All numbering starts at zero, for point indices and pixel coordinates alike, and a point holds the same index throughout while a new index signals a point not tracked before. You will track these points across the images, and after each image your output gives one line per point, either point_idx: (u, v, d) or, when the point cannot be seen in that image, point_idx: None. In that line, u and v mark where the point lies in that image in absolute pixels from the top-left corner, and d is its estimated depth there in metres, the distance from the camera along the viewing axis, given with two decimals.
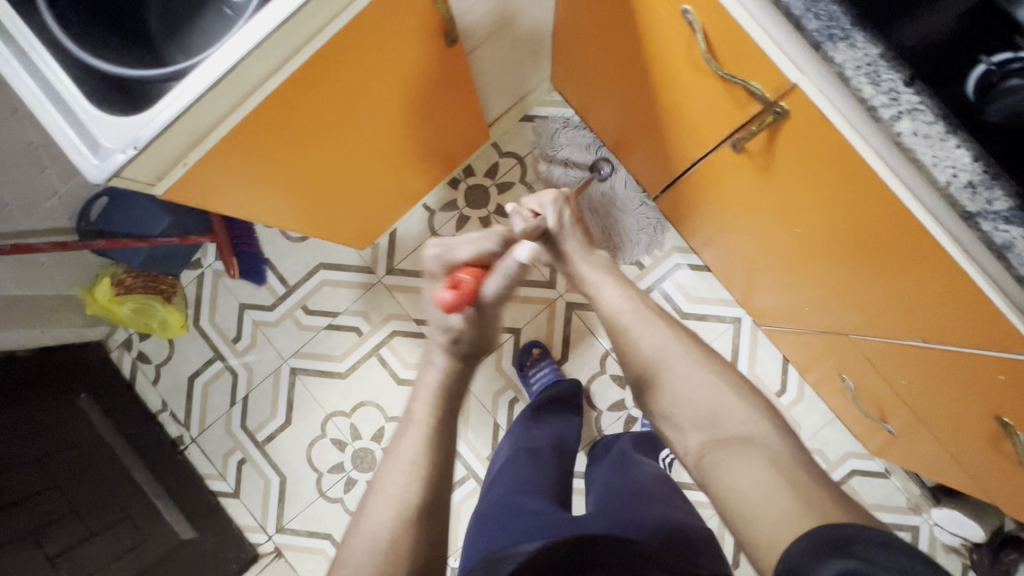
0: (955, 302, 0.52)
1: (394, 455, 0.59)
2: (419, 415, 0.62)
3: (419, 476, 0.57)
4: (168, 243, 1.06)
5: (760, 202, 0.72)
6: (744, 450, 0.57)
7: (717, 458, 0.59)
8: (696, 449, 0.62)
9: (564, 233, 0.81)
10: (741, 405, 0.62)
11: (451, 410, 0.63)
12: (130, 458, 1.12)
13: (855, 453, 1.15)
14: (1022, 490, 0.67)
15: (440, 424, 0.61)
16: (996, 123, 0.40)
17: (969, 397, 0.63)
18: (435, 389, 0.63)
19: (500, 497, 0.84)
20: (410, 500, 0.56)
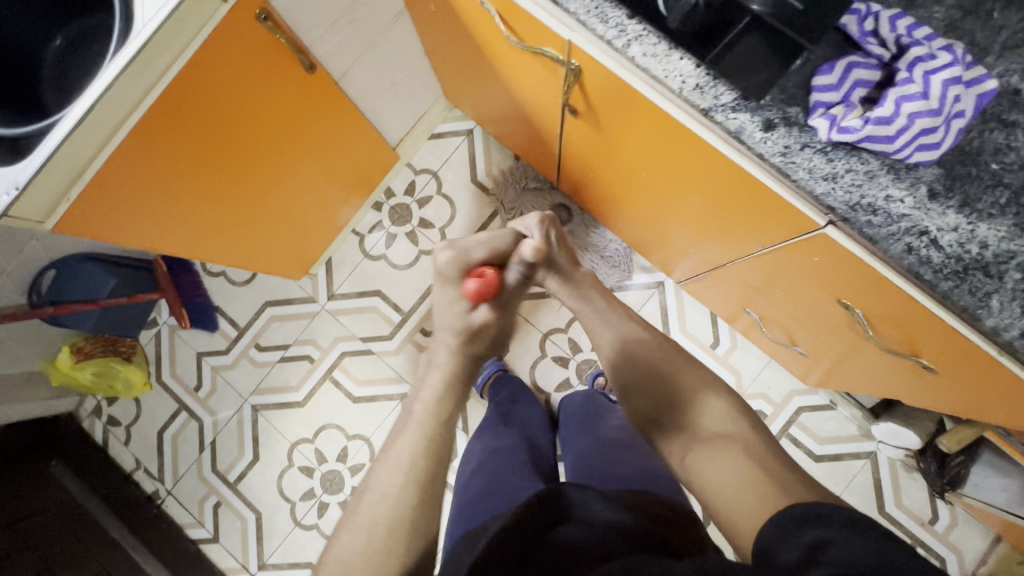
0: (755, 200, 0.60)
1: (386, 460, 0.56)
2: (420, 414, 0.57)
3: (413, 487, 0.54)
4: (115, 304, 1.16)
5: (612, 157, 0.81)
6: (724, 447, 0.62)
7: (702, 458, 0.63)
8: (679, 450, 0.65)
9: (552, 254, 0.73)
10: (720, 407, 0.67)
11: (453, 420, 0.58)
12: (106, 515, 1.20)
13: (798, 390, 1.18)
14: (895, 366, 0.72)
15: (439, 429, 0.57)
16: (680, 28, 0.49)
17: (816, 290, 0.68)
18: (442, 387, 0.58)
19: (480, 486, 0.83)
20: (387, 499, 0.53)
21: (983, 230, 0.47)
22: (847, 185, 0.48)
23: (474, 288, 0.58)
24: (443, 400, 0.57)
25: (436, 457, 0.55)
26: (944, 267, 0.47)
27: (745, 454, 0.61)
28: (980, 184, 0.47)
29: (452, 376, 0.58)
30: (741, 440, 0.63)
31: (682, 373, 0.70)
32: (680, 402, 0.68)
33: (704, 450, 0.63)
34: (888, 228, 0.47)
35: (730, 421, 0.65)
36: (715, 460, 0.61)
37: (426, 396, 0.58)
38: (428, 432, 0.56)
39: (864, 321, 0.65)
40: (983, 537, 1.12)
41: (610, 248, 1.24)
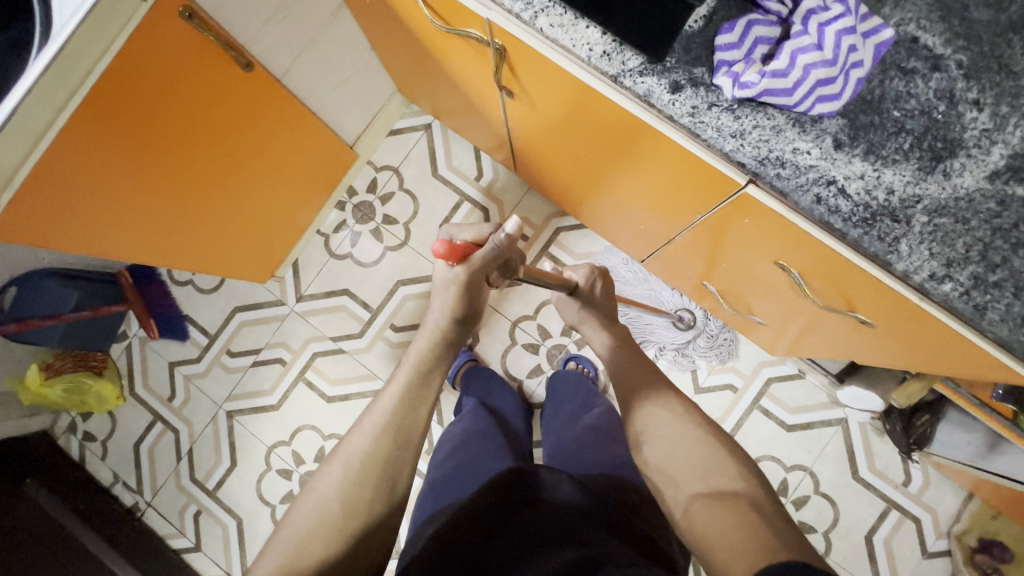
0: (681, 166, 0.60)
1: (373, 405, 0.62)
2: (403, 374, 0.64)
3: (389, 432, 0.59)
4: (80, 318, 1.15)
5: (554, 138, 0.82)
6: (729, 503, 0.55)
7: (703, 510, 0.56)
8: (684, 500, 0.58)
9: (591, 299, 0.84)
10: (731, 467, 0.60)
11: (433, 378, 0.65)
12: (84, 531, 1.19)
13: (767, 361, 1.19)
14: (839, 325, 0.73)
15: (417, 386, 0.63)
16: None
17: (754, 253, 0.69)
18: (428, 343, 0.66)
19: (457, 465, 0.82)
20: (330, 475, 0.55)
21: (888, 176, 0.47)
22: (754, 140, 0.49)
23: (442, 250, 0.60)
24: (428, 354, 0.65)
25: (410, 410, 0.61)
26: (853, 215, 0.47)
27: (751, 511, 0.54)
28: (883, 132, 0.48)
29: (436, 337, 0.66)
30: (746, 497, 0.56)
31: (688, 431, 0.65)
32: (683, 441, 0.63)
33: (710, 504, 0.56)
34: (796, 179, 0.48)
35: (737, 479, 0.58)
36: (717, 512, 0.54)
37: (414, 355, 0.65)
38: (407, 384, 0.62)
39: (800, 280, 0.66)
40: (956, 496, 1.13)
41: (574, 234, 1.25)
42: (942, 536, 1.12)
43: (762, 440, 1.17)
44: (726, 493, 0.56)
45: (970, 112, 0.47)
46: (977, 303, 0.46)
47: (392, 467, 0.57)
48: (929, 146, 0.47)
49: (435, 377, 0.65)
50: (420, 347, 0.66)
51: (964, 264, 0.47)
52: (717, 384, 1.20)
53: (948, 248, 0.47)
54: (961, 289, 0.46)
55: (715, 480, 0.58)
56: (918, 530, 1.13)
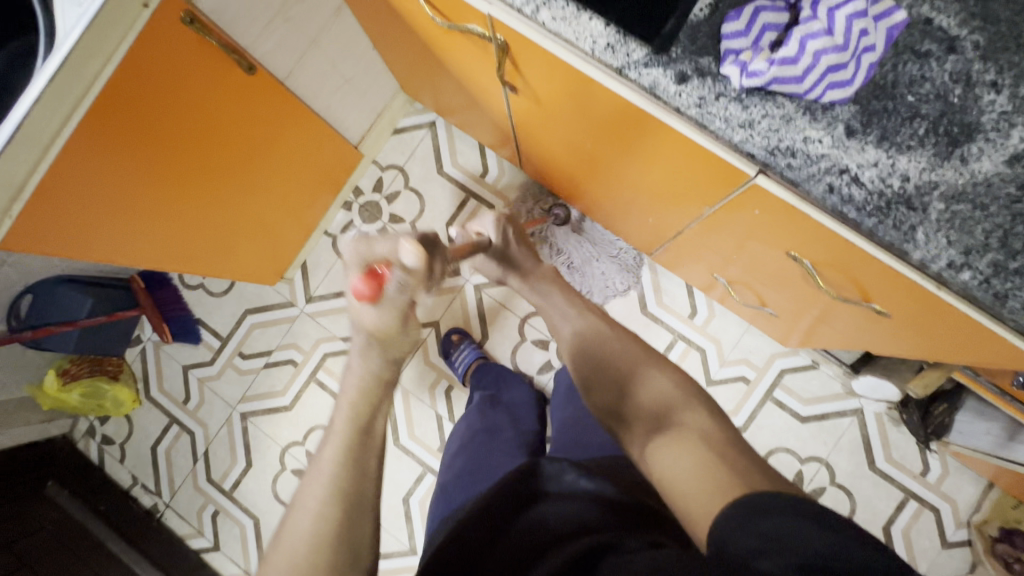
0: (691, 159, 0.60)
1: (313, 467, 0.55)
2: (339, 424, 0.58)
3: (334, 485, 0.53)
4: (95, 323, 1.16)
5: (558, 132, 0.81)
6: (682, 436, 0.60)
7: (659, 447, 0.61)
8: (641, 442, 0.64)
9: (511, 248, 0.85)
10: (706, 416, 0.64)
11: (374, 423, 0.59)
12: (105, 532, 1.23)
13: (779, 352, 1.18)
14: (853, 314, 0.72)
15: (359, 434, 0.57)
16: None
17: (767, 245, 0.68)
18: (358, 391, 0.60)
19: (467, 465, 0.84)
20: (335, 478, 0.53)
21: (903, 163, 0.46)
22: (763, 130, 0.48)
23: (363, 289, 0.58)
24: (359, 404, 0.59)
25: (361, 461, 0.55)
26: (867, 204, 0.46)
27: (702, 442, 0.59)
28: (897, 118, 0.47)
29: (366, 383, 0.60)
30: (700, 432, 0.61)
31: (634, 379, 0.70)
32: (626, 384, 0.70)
33: (661, 440, 0.61)
34: (808, 169, 0.47)
35: (689, 414, 0.64)
36: (671, 447, 0.59)
37: (347, 401, 0.60)
38: (346, 439, 0.57)
39: (814, 271, 0.65)
40: (976, 485, 1.11)
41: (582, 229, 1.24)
42: (962, 526, 1.11)
43: (776, 432, 1.16)
44: (675, 425, 0.62)
45: (988, 95, 0.46)
46: (997, 291, 0.45)
47: (355, 523, 0.52)
48: (945, 130, 0.46)
49: (377, 422, 0.59)
50: (350, 396, 0.60)
51: (983, 251, 0.45)
52: (729, 376, 1.18)
53: (966, 235, 0.46)
54: (980, 277, 0.45)
55: (666, 418, 0.64)
56: (938, 521, 1.11)
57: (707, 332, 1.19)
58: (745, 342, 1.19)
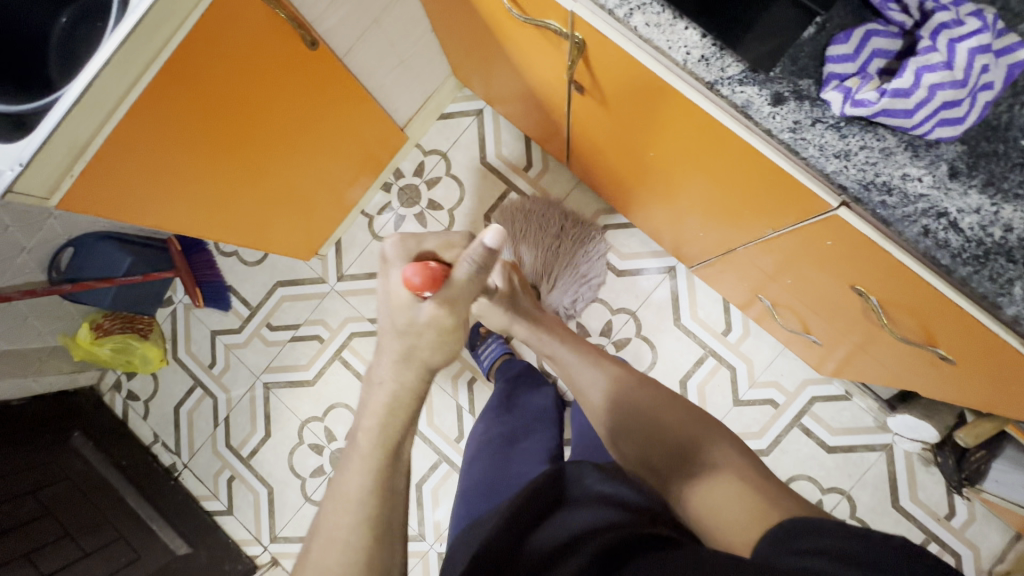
0: (764, 184, 0.58)
1: (341, 498, 0.54)
2: (367, 445, 0.55)
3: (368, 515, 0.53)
4: (132, 281, 1.18)
5: (617, 135, 0.79)
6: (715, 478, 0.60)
7: (700, 492, 0.60)
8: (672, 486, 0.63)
9: (517, 297, 0.92)
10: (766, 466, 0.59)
11: (403, 448, 0.57)
12: (122, 485, 1.23)
13: (812, 379, 1.15)
14: (910, 355, 0.69)
15: (389, 457, 0.55)
16: None
17: (830, 276, 0.65)
18: (389, 412, 0.56)
19: (486, 474, 0.84)
20: (365, 507, 0.53)
21: (1007, 213, 0.44)
22: (860, 162, 0.45)
23: (418, 279, 0.58)
24: (390, 425, 0.56)
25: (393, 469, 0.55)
26: (964, 252, 0.44)
27: (743, 485, 0.58)
28: (1007, 163, 0.44)
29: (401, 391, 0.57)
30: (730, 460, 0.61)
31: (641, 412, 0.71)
32: (660, 438, 0.68)
33: (697, 484, 0.61)
34: (903, 209, 0.44)
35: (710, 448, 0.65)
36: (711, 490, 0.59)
37: (375, 422, 0.56)
38: (374, 464, 0.55)
39: (878, 308, 0.62)
40: (1002, 535, 1.08)
41: (622, 234, 1.21)
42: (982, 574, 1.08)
43: (799, 459, 1.14)
44: (707, 467, 0.62)
45: None
46: None
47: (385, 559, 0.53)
48: None
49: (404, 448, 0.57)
50: (380, 413, 0.56)
51: None
52: (757, 398, 1.16)
53: None
54: None
55: (687, 459, 0.64)
56: (957, 566, 1.09)
57: (739, 349, 1.17)
58: (779, 366, 1.16)
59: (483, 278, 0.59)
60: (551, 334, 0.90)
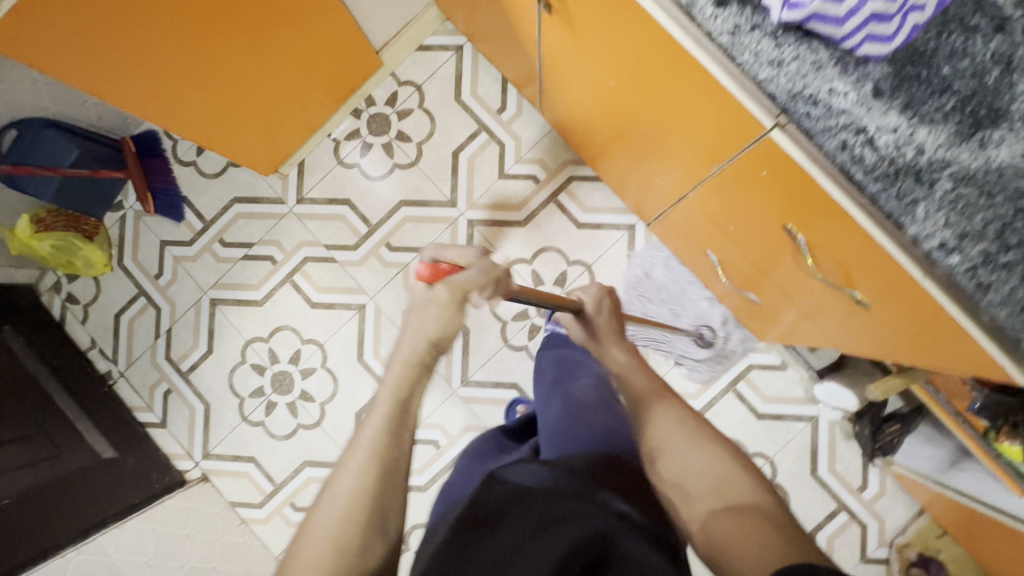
0: (710, 110, 0.59)
1: (352, 443, 0.53)
2: (381, 399, 0.55)
3: (371, 471, 0.51)
4: (78, 175, 1.14)
5: (581, 64, 0.79)
6: (743, 514, 0.54)
7: (719, 523, 0.55)
8: (699, 516, 0.57)
9: (600, 314, 0.84)
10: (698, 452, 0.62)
11: (412, 406, 0.56)
12: (53, 385, 1.16)
13: (751, 347, 1.19)
14: (829, 306, 0.72)
15: (399, 412, 0.54)
16: None
17: (764, 216, 0.67)
18: (403, 369, 0.56)
19: (463, 467, 0.75)
20: (365, 487, 0.50)
21: (922, 135, 0.45)
22: (791, 72, 0.46)
23: (422, 270, 0.56)
24: (401, 382, 0.56)
25: (396, 438, 0.53)
26: (876, 168, 0.45)
27: (770, 521, 0.52)
28: (928, 88, 0.45)
29: (410, 362, 0.56)
30: (761, 508, 0.55)
31: (675, 433, 0.65)
32: (697, 468, 0.61)
33: (722, 515, 0.55)
34: (825, 121, 0.46)
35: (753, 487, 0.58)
36: (733, 525, 0.53)
37: (393, 378, 0.56)
38: (387, 418, 0.54)
39: (805, 248, 0.64)
40: (908, 509, 1.14)
41: (588, 187, 1.22)
42: (884, 545, 1.14)
43: (730, 423, 1.18)
44: (739, 506, 0.55)
45: None
46: (982, 281, 0.44)
47: (382, 513, 0.51)
48: (972, 111, 0.45)
49: (415, 403, 0.56)
50: (395, 373, 0.55)
51: (977, 239, 0.44)
52: (698, 360, 1.19)
53: (965, 219, 0.44)
54: (968, 264, 0.44)
55: (721, 494, 0.58)
56: (862, 535, 1.14)
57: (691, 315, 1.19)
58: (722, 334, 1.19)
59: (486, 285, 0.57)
60: (610, 353, 0.80)
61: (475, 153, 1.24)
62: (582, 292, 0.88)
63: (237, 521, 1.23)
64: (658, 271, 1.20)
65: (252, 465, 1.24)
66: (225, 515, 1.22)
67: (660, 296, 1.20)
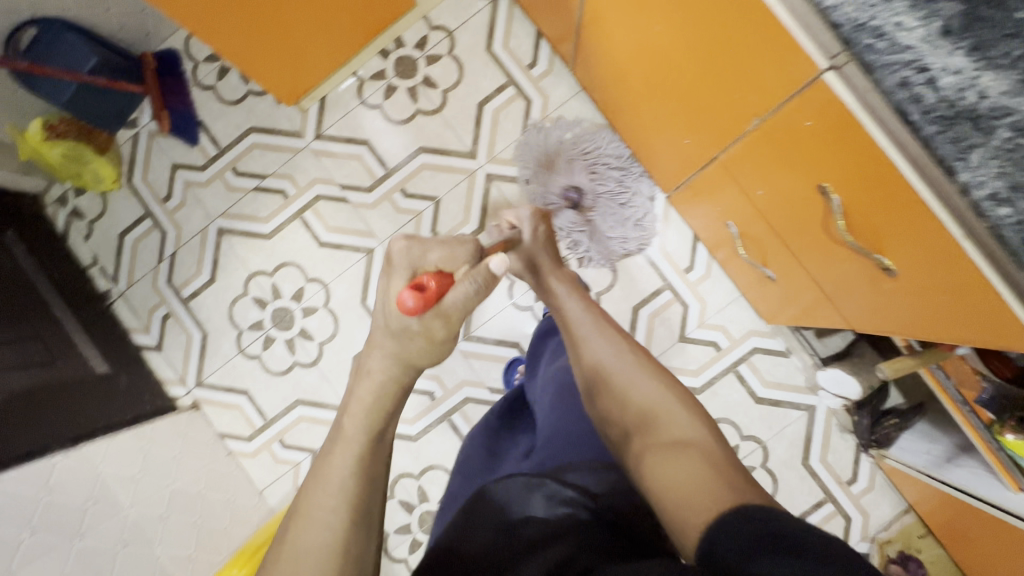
0: (763, 48, 0.57)
1: (321, 478, 0.55)
2: (353, 433, 0.58)
3: (348, 499, 0.54)
4: (96, 84, 1.11)
5: (625, 8, 0.77)
6: (681, 451, 0.56)
7: (661, 462, 0.56)
8: (636, 448, 0.59)
9: (538, 248, 0.83)
10: (648, 384, 0.66)
11: (386, 431, 0.60)
12: (51, 295, 1.15)
13: (757, 331, 1.18)
14: (853, 278, 0.71)
15: (373, 444, 0.58)
16: None
17: (797, 176, 0.66)
18: (378, 395, 0.59)
19: (473, 475, 0.80)
20: (336, 524, 0.52)
21: (987, 80, 0.42)
22: (859, 3, 0.45)
23: (411, 302, 0.53)
24: (376, 411, 0.59)
25: (371, 470, 0.57)
26: (935, 110, 0.44)
27: (701, 457, 0.54)
28: (998, 31, 0.42)
29: (384, 386, 0.59)
30: (700, 446, 0.56)
31: (625, 377, 0.67)
32: (643, 410, 0.63)
33: (660, 453, 0.57)
34: (890, 55, 0.45)
35: (690, 427, 0.59)
36: (672, 465, 0.54)
37: (362, 403, 0.59)
38: (361, 451, 0.57)
39: (839, 211, 0.62)
40: (893, 507, 1.14)
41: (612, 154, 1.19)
42: (866, 539, 1.14)
43: (728, 404, 1.17)
44: (677, 443, 0.57)
45: None
46: None
47: (356, 549, 0.53)
48: None
49: (389, 430, 0.60)
50: (366, 400, 0.59)
51: None
52: (703, 338, 1.18)
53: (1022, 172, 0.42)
54: (1018, 217, 0.43)
55: (657, 430, 0.60)
56: (846, 527, 1.15)
57: (704, 292, 1.18)
58: (731, 314, 1.18)
59: (477, 302, 0.60)
60: (552, 289, 0.82)
61: (500, 106, 1.21)
62: (513, 219, 0.84)
63: (224, 452, 1.22)
64: (675, 248, 1.19)
65: (245, 398, 1.23)
66: (213, 445, 1.21)
67: (671, 272, 1.19)
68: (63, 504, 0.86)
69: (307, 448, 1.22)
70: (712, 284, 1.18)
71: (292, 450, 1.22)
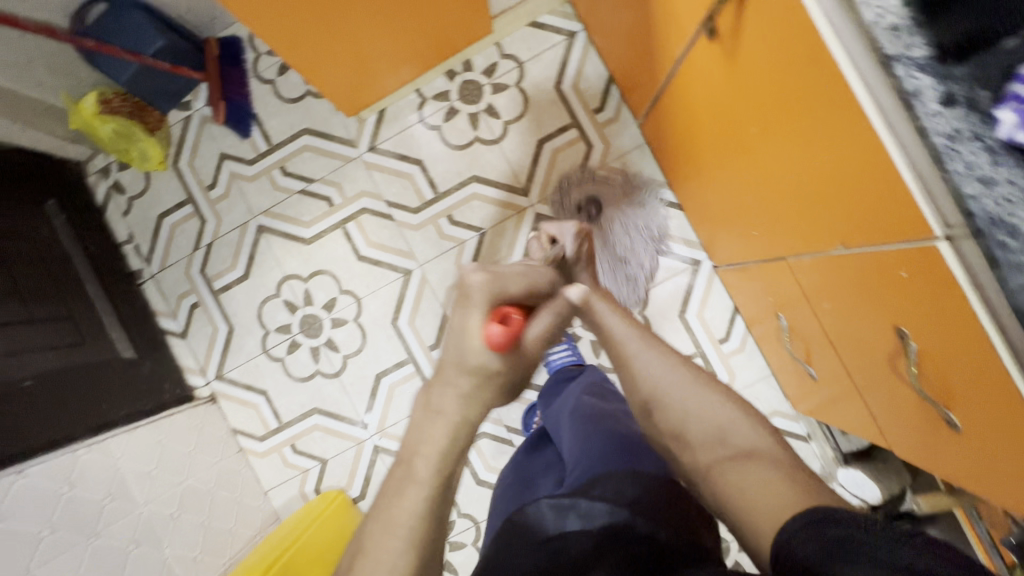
0: (870, 191, 0.55)
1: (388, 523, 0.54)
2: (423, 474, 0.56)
3: (414, 543, 0.53)
4: (157, 67, 1.08)
5: (723, 98, 0.76)
6: (752, 463, 0.58)
7: (731, 472, 0.58)
8: (705, 461, 0.61)
9: (577, 261, 0.86)
10: (707, 390, 0.67)
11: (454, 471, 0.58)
12: (86, 271, 1.14)
13: (781, 412, 1.18)
14: (910, 413, 0.70)
15: (442, 481, 0.56)
16: None
17: (878, 310, 0.64)
18: (450, 435, 0.57)
19: (508, 506, 0.80)
20: (402, 566, 0.52)
21: None
22: (1001, 195, 0.43)
23: (502, 338, 0.55)
24: (444, 455, 0.56)
25: (440, 504, 0.56)
26: None
27: (776, 470, 0.56)
28: None
29: (457, 429, 0.57)
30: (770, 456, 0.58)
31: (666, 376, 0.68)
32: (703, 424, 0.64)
33: (731, 465, 0.59)
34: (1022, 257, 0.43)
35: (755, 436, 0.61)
36: (746, 475, 0.57)
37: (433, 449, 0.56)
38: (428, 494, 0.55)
39: (914, 357, 0.61)
40: None
41: (665, 214, 1.18)
42: None
43: None
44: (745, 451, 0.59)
45: None
46: None
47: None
48: None
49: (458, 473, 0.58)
50: (438, 445, 0.56)
51: None
52: None
53: None
54: None
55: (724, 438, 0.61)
56: None
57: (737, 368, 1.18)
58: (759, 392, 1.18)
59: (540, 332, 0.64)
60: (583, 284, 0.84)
61: (559, 146, 1.19)
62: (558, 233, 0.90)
63: (235, 449, 1.22)
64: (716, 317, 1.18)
65: (263, 399, 1.23)
66: (225, 441, 1.21)
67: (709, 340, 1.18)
68: (82, 500, 0.87)
69: (317, 457, 1.22)
70: (745, 358, 1.18)
71: (302, 457, 1.23)
